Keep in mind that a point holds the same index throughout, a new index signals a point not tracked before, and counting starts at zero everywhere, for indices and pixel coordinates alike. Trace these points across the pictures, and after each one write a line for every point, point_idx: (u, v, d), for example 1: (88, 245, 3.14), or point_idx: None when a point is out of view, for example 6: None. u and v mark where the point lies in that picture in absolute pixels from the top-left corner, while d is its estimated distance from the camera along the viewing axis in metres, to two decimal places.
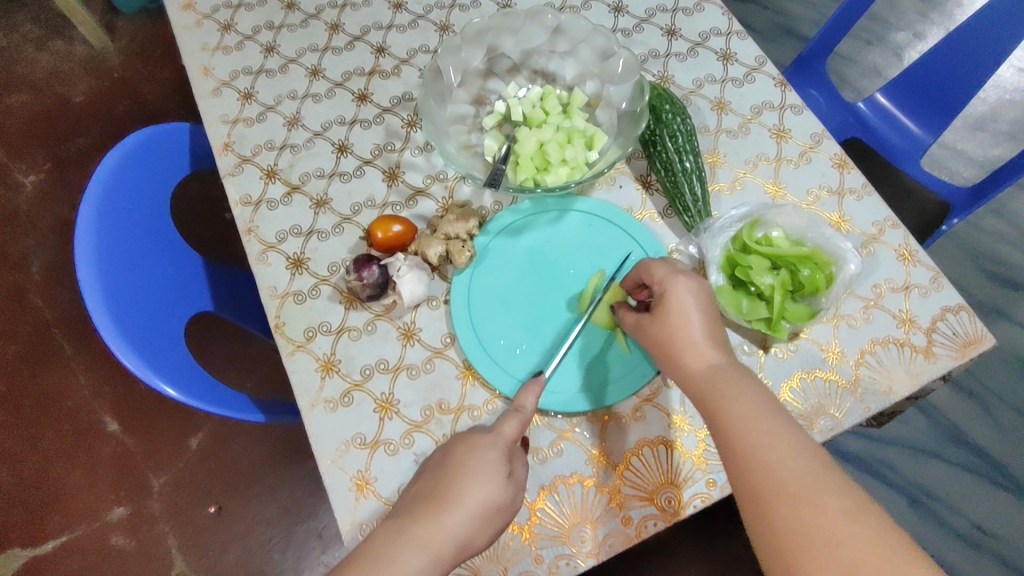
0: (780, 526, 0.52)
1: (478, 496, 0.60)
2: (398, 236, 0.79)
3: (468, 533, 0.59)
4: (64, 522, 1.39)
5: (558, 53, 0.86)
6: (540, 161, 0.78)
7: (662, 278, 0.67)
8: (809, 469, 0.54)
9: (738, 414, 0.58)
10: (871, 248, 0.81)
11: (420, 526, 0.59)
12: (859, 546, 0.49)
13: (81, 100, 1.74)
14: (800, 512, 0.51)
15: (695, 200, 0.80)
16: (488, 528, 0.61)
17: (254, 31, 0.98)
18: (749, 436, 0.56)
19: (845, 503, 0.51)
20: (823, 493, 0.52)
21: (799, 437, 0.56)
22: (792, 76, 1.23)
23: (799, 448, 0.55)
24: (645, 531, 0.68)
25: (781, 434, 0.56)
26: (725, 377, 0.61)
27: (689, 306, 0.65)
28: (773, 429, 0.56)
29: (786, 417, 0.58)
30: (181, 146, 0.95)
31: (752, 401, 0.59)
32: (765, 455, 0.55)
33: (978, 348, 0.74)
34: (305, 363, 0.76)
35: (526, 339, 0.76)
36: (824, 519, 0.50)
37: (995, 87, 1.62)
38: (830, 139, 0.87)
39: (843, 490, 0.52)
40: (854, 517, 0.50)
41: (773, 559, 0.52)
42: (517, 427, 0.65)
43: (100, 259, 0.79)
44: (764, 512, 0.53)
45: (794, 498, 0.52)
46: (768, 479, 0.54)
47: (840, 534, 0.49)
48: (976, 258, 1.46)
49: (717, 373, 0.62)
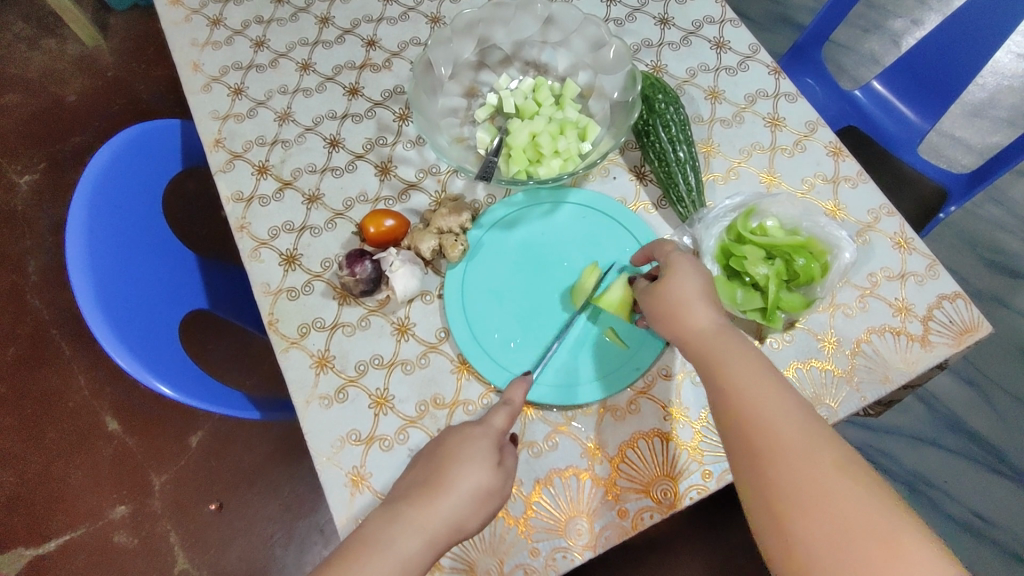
0: (771, 479, 0.52)
1: (473, 480, 0.60)
2: (390, 231, 0.78)
3: (462, 515, 0.59)
4: (67, 521, 1.40)
5: (550, 43, 0.85)
6: (532, 153, 0.77)
7: (669, 255, 0.68)
8: (804, 425, 0.53)
9: (735, 374, 0.58)
10: (866, 237, 0.80)
11: (416, 510, 0.59)
12: (848, 499, 0.49)
13: (75, 99, 1.73)
14: (795, 471, 0.51)
15: (689, 189, 0.79)
16: (481, 511, 0.61)
17: (243, 26, 0.97)
18: (748, 396, 0.56)
19: (837, 459, 0.51)
20: (816, 448, 0.52)
21: (797, 400, 0.55)
22: (788, 65, 1.22)
23: (796, 406, 0.55)
24: (642, 523, 0.68)
25: (777, 391, 0.56)
26: (728, 342, 0.60)
27: (689, 288, 0.64)
28: (770, 388, 0.56)
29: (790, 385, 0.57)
30: (173, 144, 0.95)
31: (752, 362, 0.58)
32: (763, 416, 0.55)
33: (975, 336, 0.74)
34: (299, 360, 0.76)
35: (521, 332, 0.76)
36: (815, 472, 0.51)
37: (993, 73, 1.61)
38: (825, 127, 0.86)
39: (836, 446, 0.52)
40: (845, 474, 0.50)
41: (762, 510, 0.52)
42: (506, 420, 0.65)
43: (91, 257, 0.78)
44: (758, 468, 0.53)
45: (787, 454, 0.52)
46: (763, 438, 0.54)
47: (829, 488, 0.50)
48: (974, 246, 1.45)
49: (717, 341, 0.61)
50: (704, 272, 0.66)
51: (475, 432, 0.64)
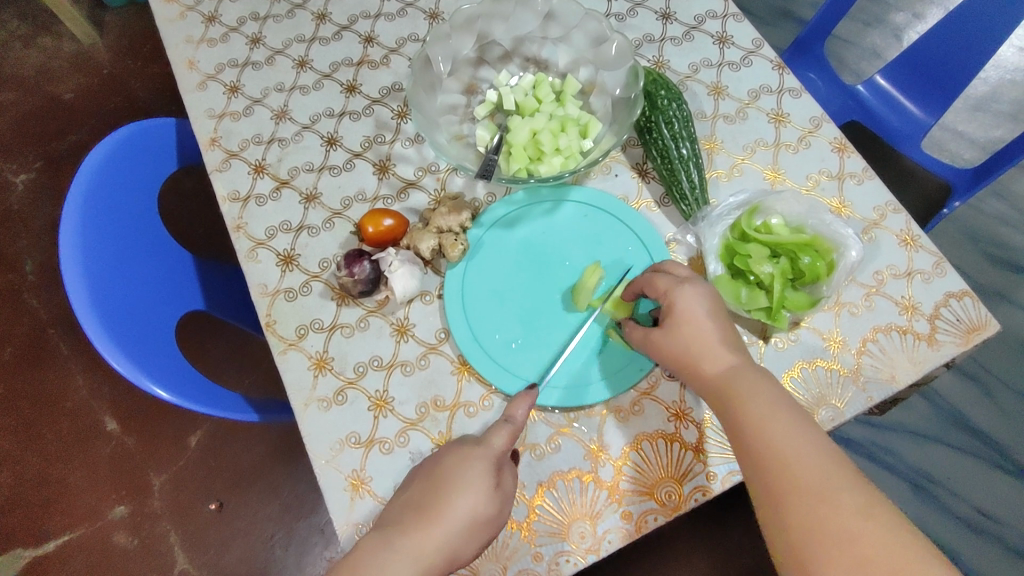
0: (793, 521, 0.51)
1: (465, 506, 0.60)
2: (389, 230, 0.77)
3: (457, 545, 0.59)
4: (66, 522, 1.39)
5: (550, 39, 0.84)
6: (533, 151, 0.76)
7: (667, 289, 0.65)
8: (823, 465, 0.53)
9: (752, 412, 0.57)
10: (872, 234, 0.79)
11: (409, 538, 0.59)
12: (871, 540, 0.48)
13: (71, 97, 1.72)
14: (815, 509, 0.50)
15: (692, 187, 0.78)
16: (475, 540, 0.60)
17: (239, 22, 0.96)
18: (766, 431, 0.55)
19: (858, 499, 0.50)
20: (837, 489, 0.51)
21: (815, 436, 0.55)
22: (790, 59, 1.21)
23: (816, 444, 0.54)
24: (646, 526, 0.67)
25: (794, 429, 0.55)
26: (744, 379, 0.60)
27: (699, 313, 0.63)
28: (788, 425, 0.56)
29: (807, 420, 0.56)
30: (168, 143, 0.93)
31: (769, 397, 0.58)
32: (781, 452, 0.54)
33: (982, 334, 0.73)
34: (298, 362, 0.75)
35: (522, 333, 0.75)
36: (837, 513, 0.50)
37: (995, 67, 1.59)
38: (829, 123, 0.85)
39: (857, 487, 0.51)
40: (867, 514, 0.49)
41: (786, 554, 0.51)
42: (506, 439, 0.64)
43: (85, 260, 0.77)
44: (778, 505, 0.52)
45: (807, 495, 0.51)
46: (781, 475, 0.53)
47: (852, 529, 0.49)
48: (977, 241, 1.44)
49: (735, 375, 0.60)
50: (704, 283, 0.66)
51: (474, 454, 0.63)
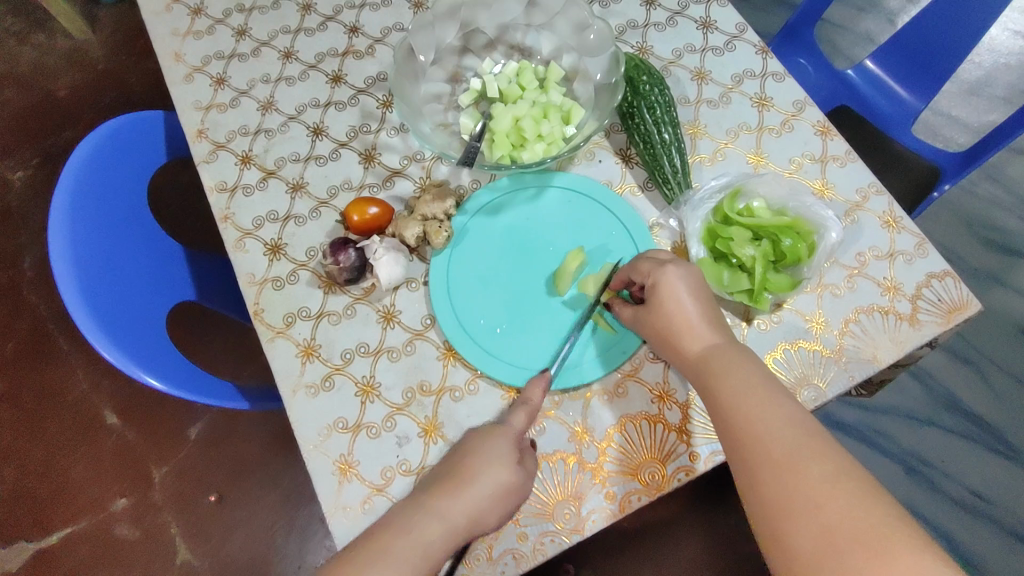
0: (764, 493, 0.52)
1: (489, 481, 0.61)
2: (374, 219, 0.78)
3: (481, 514, 0.60)
4: (70, 514, 1.41)
5: (533, 26, 0.84)
6: (516, 138, 0.77)
7: (650, 272, 0.67)
8: (793, 438, 0.53)
9: (727, 392, 0.58)
10: (854, 216, 0.79)
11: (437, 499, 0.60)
12: (837, 509, 0.48)
13: (65, 94, 1.72)
14: (783, 479, 0.51)
15: (674, 171, 0.79)
16: (498, 507, 0.61)
17: (225, 14, 0.96)
18: (741, 410, 0.56)
19: (827, 469, 0.50)
20: (804, 460, 0.51)
21: (791, 412, 0.55)
22: (779, 46, 1.21)
23: (790, 419, 0.54)
24: (629, 506, 0.68)
25: (769, 405, 0.56)
26: (726, 358, 0.61)
27: (681, 296, 0.65)
28: (762, 402, 0.56)
29: (781, 392, 0.57)
30: (157, 135, 0.94)
31: (748, 377, 0.58)
32: (754, 428, 0.55)
33: (963, 314, 0.74)
34: (285, 349, 0.76)
35: (506, 318, 0.75)
36: (803, 484, 0.50)
37: (989, 51, 1.59)
38: (813, 106, 0.85)
39: (827, 457, 0.51)
40: (834, 483, 0.49)
41: (762, 526, 0.52)
42: (525, 419, 0.66)
43: (74, 250, 0.78)
44: (751, 477, 0.53)
45: (776, 468, 0.52)
46: (755, 449, 0.54)
47: (818, 498, 0.49)
48: (971, 225, 1.44)
49: (714, 352, 0.62)
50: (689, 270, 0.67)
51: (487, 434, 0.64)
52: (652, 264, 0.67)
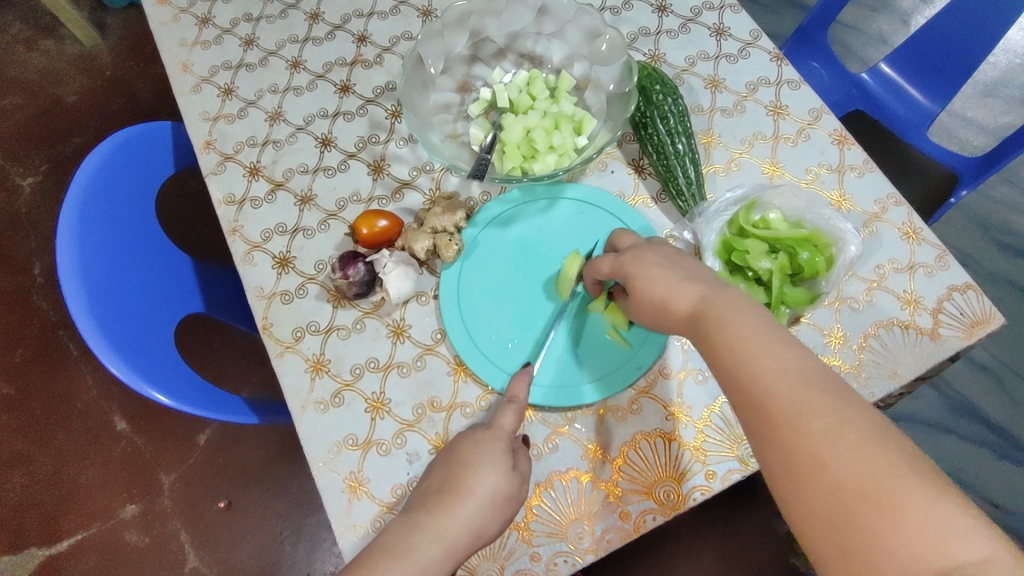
0: (769, 456, 0.45)
1: (489, 487, 0.61)
2: (383, 232, 0.77)
3: (482, 523, 0.59)
4: (79, 521, 1.41)
5: (544, 35, 0.82)
6: (527, 149, 0.75)
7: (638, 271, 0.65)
8: (789, 389, 0.45)
9: (719, 345, 0.51)
10: (873, 227, 0.78)
11: (434, 518, 0.59)
12: (842, 466, 0.41)
13: (74, 100, 1.73)
14: (783, 439, 0.44)
15: (688, 183, 0.77)
16: (499, 518, 0.61)
17: (232, 23, 0.96)
18: (734, 364, 0.49)
19: (828, 421, 0.43)
20: (802, 412, 0.44)
21: (789, 357, 0.47)
22: (792, 50, 1.18)
23: (787, 367, 0.47)
24: (644, 526, 0.67)
25: (765, 355, 0.48)
26: (716, 306, 0.53)
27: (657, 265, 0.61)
28: (752, 349, 0.49)
29: (774, 336, 0.49)
30: (165, 146, 0.93)
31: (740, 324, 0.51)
32: (752, 383, 0.47)
33: (986, 328, 0.72)
34: (295, 364, 0.75)
35: (518, 333, 0.74)
36: (801, 440, 0.43)
37: (1005, 51, 1.55)
38: (829, 115, 0.84)
39: (830, 407, 0.44)
40: (838, 438, 0.42)
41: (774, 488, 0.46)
42: (514, 419, 0.66)
43: (81, 262, 0.77)
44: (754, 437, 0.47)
45: (774, 427, 0.45)
46: (755, 408, 0.47)
47: (822, 456, 0.42)
48: (986, 229, 1.41)
49: (705, 304, 0.54)
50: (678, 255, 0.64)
51: (493, 440, 0.64)
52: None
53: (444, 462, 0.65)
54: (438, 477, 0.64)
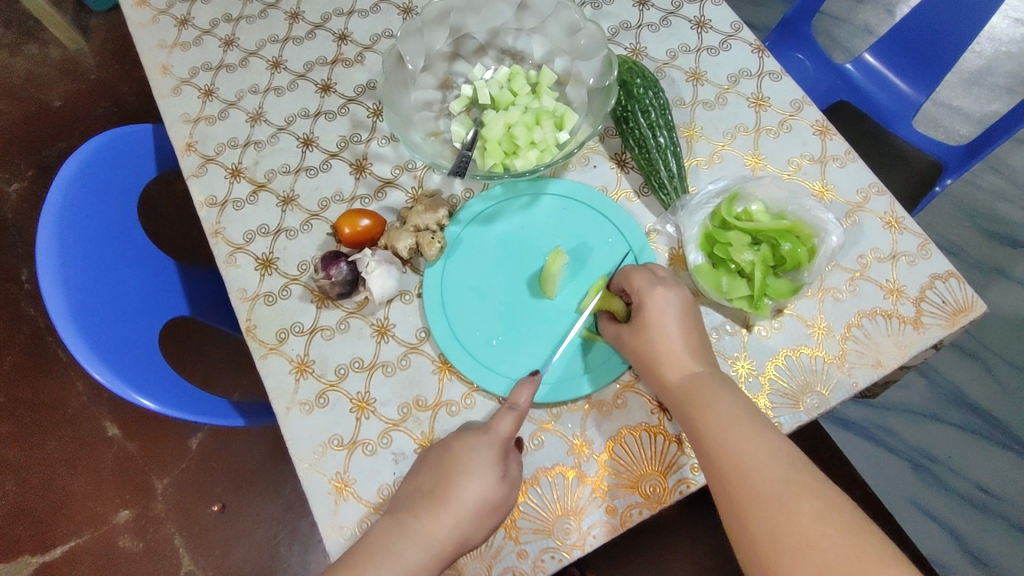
0: (757, 531, 0.52)
1: (473, 495, 0.61)
2: (366, 231, 0.77)
3: (465, 533, 0.60)
4: (72, 527, 1.40)
5: (524, 31, 0.82)
6: (508, 145, 0.75)
7: (640, 289, 0.68)
8: (782, 471, 0.55)
9: (712, 424, 0.59)
10: (855, 217, 0.78)
11: (421, 522, 0.60)
12: (830, 545, 0.49)
13: (59, 104, 1.71)
14: (776, 516, 0.52)
15: (670, 176, 0.77)
16: (485, 524, 0.61)
17: (212, 24, 0.95)
18: (725, 445, 0.57)
19: (817, 504, 0.52)
20: (797, 495, 0.53)
21: (773, 443, 0.57)
22: (776, 41, 1.19)
23: (777, 455, 0.56)
24: (631, 520, 0.67)
25: (754, 442, 0.57)
26: (706, 388, 0.62)
27: (669, 321, 0.66)
28: (747, 434, 0.58)
29: (764, 423, 0.59)
30: (146, 149, 0.93)
31: (730, 408, 0.60)
32: (745, 465, 0.56)
33: (968, 316, 0.72)
34: (279, 366, 0.75)
35: (502, 330, 0.74)
36: (796, 519, 0.51)
37: (990, 40, 1.55)
38: (811, 105, 0.83)
39: (816, 493, 0.53)
40: (826, 519, 0.51)
41: (753, 565, 0.52)
42: (511, 425, 0.65)
43: (63, 269, 0.77)
44: (740, 512, 0.54)
45: (769, 506, 0.53)
46: (746, 487, 0.55)
47: (812, 536, 0.50)
48: (973, 217, 1.42)
49: (696, 384, 0.62)
50: (665, 287, 0.68)
51: (480, 442, 0.64)
52: (649, 279, 0.69)
53: (430, 458, 0.65)
54: (426, 474, 0.65)
